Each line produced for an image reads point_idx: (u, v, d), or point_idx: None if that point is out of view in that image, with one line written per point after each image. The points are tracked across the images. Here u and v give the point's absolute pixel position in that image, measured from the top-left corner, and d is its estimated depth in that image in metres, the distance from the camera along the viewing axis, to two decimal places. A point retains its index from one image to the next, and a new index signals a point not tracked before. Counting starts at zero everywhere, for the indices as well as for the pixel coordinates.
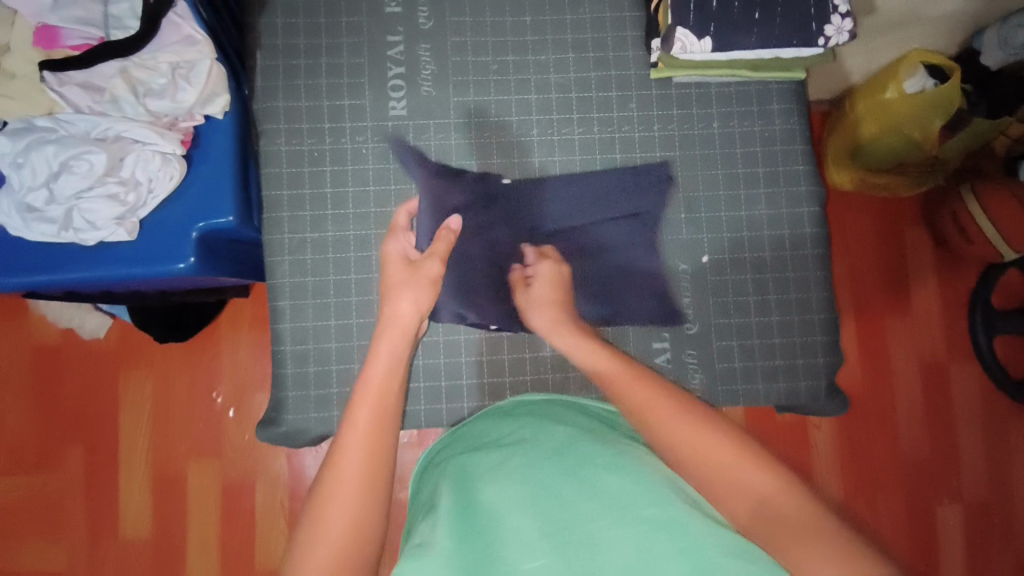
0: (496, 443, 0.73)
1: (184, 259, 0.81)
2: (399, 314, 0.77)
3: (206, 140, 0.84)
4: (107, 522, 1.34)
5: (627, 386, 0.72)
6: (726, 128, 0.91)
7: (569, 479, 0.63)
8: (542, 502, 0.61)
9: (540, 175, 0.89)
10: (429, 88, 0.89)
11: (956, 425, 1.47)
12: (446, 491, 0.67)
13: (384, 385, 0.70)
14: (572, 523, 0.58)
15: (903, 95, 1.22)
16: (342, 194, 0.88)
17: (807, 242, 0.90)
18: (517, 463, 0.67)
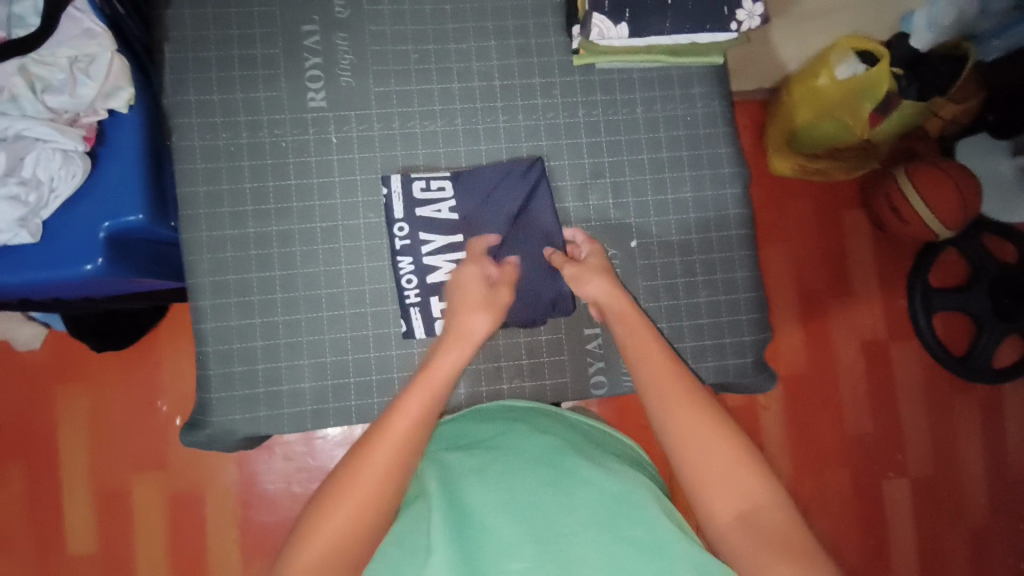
0: (478, 447, 0.72)
1: (91, 260, 0.78)
2: (466, 324, 0.72)
3: (112, 136, 0.81)
4: (50, 542, 1.28)
5: (657, 375, 0.69)
6: (648, 113, 0.92)
7: (547, 488, 0.63)
8: (525, 505, 0.61)
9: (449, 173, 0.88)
10: (348, 78, 0.87)
11: (900, 404, 1.52)
12: (431, 486, 0.65)
13: (436, 392, 0.66)
14: (554, 535, 0.58)
15: (834, 80, 1.23)
16: (263, 188, 0.85)
17: (731, 222, 0.92)
18: (502, 468, 0.66)
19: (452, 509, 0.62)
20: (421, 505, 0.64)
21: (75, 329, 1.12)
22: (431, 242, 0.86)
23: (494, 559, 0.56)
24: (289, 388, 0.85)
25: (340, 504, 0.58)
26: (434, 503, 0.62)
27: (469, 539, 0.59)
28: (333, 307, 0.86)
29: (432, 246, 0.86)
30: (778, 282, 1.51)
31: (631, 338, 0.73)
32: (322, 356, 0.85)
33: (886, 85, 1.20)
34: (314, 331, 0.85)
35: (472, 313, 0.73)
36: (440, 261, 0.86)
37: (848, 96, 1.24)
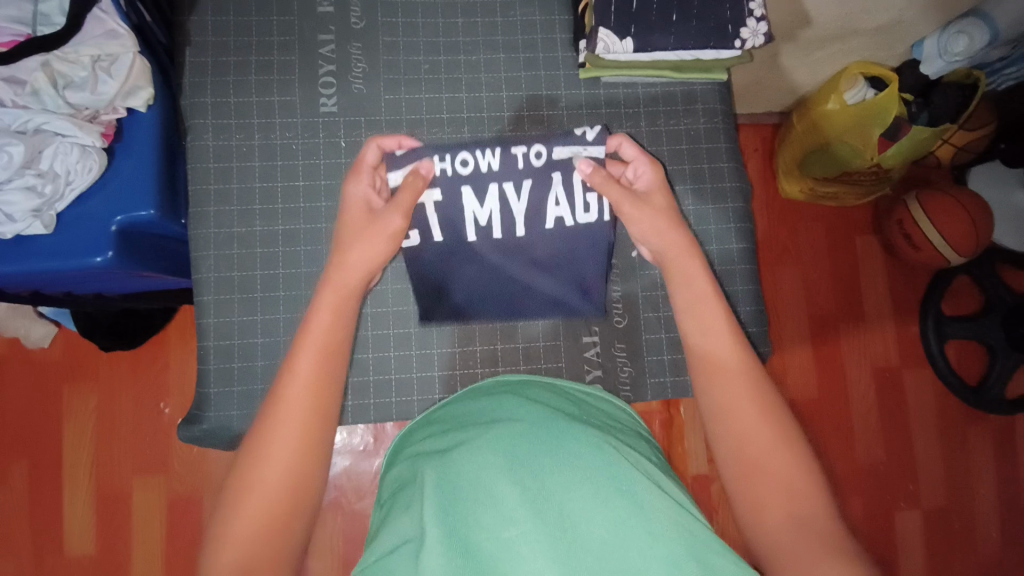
0: (473, 420, 0.67)
1: (101, 253, 0.80)
2: (351, 258, 0.72)
3: (130, 133, 0.84)
4: (51, 539, 1.29)
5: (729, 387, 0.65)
6: (652, 127, 0.93)
7: (546, 454, 0.59)
8: (523, 474, 0.57)
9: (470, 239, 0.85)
10: (360, 85, 0.90)
11: (914, 432, 1.49)
12: (423, 469, 0.61)
13: (328, 347, 0.66)
14: (550, 491, 0.55)
15: (844, 106, 1.23)
16: (271, 189, 0.88)
17: (732, 235, 0.92)
18: (497, 435, 0.61)
19: (445, 489, 0.57)
20: (414, 490, 0.60)
21: (88, 326, 1.14)
22: (490, 193, 0.83)
23: (490, 533, 0.53)
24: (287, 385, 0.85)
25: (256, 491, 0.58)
26: (427, 488, 0.58)
27: (467, 509, 0.55)
28: None
29: (491, 194, 0.84)
30: (788, 303, 1.50)
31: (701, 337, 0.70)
32: None
33: (896, 110, 1.17)
34: None
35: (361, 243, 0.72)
36: (469, 209, 0.84)
37: (858, 121, 1.23)
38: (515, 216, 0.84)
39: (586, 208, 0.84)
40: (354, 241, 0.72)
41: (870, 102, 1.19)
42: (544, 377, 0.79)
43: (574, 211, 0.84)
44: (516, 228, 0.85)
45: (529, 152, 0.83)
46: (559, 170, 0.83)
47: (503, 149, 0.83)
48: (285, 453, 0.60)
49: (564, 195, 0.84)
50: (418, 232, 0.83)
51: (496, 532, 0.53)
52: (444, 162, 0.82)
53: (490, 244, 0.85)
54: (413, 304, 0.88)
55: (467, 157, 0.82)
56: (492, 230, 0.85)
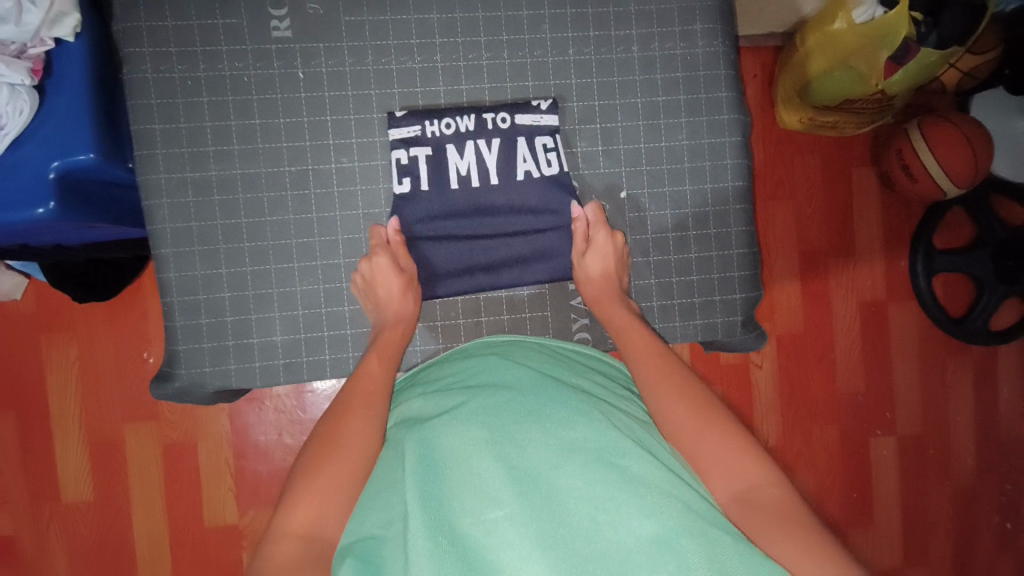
0: (457, 386, 0.70)
1: (43, 204, 0.72)
2: (383, 341, 0.78)
3: (61, 67, 0.75)
4: (47, 489, 1.29)
5: (659, 384, 0.72)
6: (646, 51, 0.84)
7: (529, 424, 0.62)
8: (505, 446, 0.60)
9: (453, 188, 0.83)
10: (316, 5, 0.79)
11: (896, 365, 1.50)
12: (408, 442, 0.64)
13: (390, 357, 0.77)
14: (534, 469, 0.58)
15: (851, 25, 1.13)
16: (225, 127, 0.79)
17: (728, 173, 0.86)
18: (480, 406, 0.64)
19: (430, 465, 0.60)
20: (399, 463, 0.63)
21: (58, 278, 1.06)
22: (469, 146, 0.82)
23: (473, 515, 0.56)
24: (260, 341, 0.81)
25: (326, 469, 0.65)
26: (411, 460, 0.61)
27: (452, 486, 0.58)
28: (305, 259, 0.82)
29: (470, 148, 0.82)
30: (779, 240, 1.46)
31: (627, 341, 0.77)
32: (293, 309, 0.81)
33: (904, 32, 1.08)
34: (284, 283, 0.81)
35: (399, 299, 0.79)
36: (450, 162, 0.83)
37: (864, 42, 1.14)
38: (491, 168, 0.83)
39: (547, 164, 0.83)
40: (372, 359, 0.76)
41: (879, 21, 1.09)
42: (534, 337, 0.80)
43: (538, 164, 0.83)
44: (491, 177, 0.83)
45: (495, 117, 0.82)
46: (522, 135, 0.83)
47: (476, 113, 0.82)
48: (356, 439, 0.68)
49: (527, 151, 0.83)
50: (410, 180, 0.82)
51: (479, 510, 0.56)
52: (431, 125, 0.81)
53: (467, 193, 0.83)
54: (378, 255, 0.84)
55: (450, 119, 0.82)
56: (471, 180, 0.83)
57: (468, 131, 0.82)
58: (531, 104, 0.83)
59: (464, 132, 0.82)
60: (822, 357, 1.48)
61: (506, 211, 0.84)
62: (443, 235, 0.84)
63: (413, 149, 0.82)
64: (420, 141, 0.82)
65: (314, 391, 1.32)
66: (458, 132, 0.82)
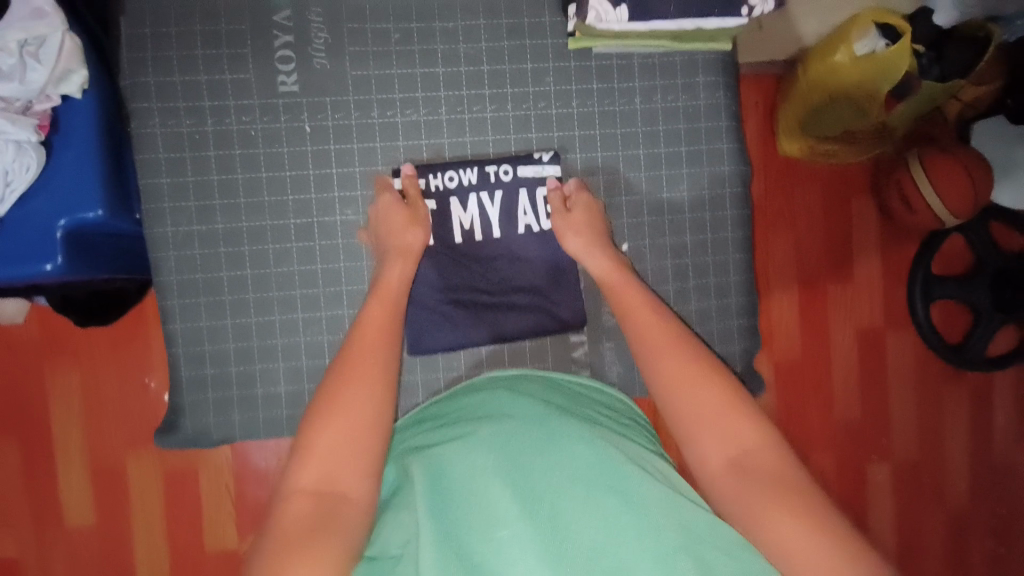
0: (465, 416, 0.71)
1: (51, 259, 0.73)
2: (388, 278, 0.74)
3: (68, 122, 0.75)
4: (49, 513, 1.29)
5: (664, 351, 0.69)
6: (648, 103, 0.85)
7: (535, 452, 0.63)
8: (513, 472, 0.61)
9: (455, 241, 0.83)
10: (323, 60, 0.80)
11: (894, 391, 1.51)
12: (415, 467, 0.65)
13: (394, 293, 0.73)
14: (540, 493, 0.59)
15: (853, 58, 1.13)
16: (231, 181, 0.80)
17: (729, 224, 0.87)
18: (489, 435, 0.65)
19: (439, 491, 0.61)
20: (409, 487, 0.63)
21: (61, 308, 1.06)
22: (472, 199, 0.83)
23: (481, 537, 0.57)
24: (264, 392, 0.82)
25: (334, 413, 0.63)
26: (421, 485, 0.62)
27: (462, 511, 0.59)
28: (310, 309, 0.82)
29: (473, 201, 0.83)
30: (778, 270, 1.47)
31: (637, 330, 0.72)
32: (297, 359, 0.82)
33: (903, 68, 1.12)
34: (287, 335, 0.82)
35: (403, 233, 0.76)
36: (454, 216, 0.83)
37: (865, 76, 1.16)
38: (494, 221, 0.83)
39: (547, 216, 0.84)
40: (375, 301, 0.72)
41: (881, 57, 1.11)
42: (538, 370, 0.81)
43: (538, 218, 0.84)
44: (494, 230, 0.84)
45: (498, 169, 0.82)
46: (525, 186, 0.83)
47: (478, 167, 0.82)
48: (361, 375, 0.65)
49: (529, 206, 0.83)
50: None
51: (487, 532, 0.57)
52: (434, 179, 0.82)
53: (472, 246, 0.84)
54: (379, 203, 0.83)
55: (453, 171, 0.82)
56: (474, 233, 0.83)
57: (471, 184, 0.82)
58: (532, 155, 0.84)
59: (467, 185, 0.82)
60: (822, 386, 1.48)
61: (509, 268, 0.85)
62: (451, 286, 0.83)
63: None
64: (423, 194, 0.82)
65: None
66: (462, 184, 0.82)
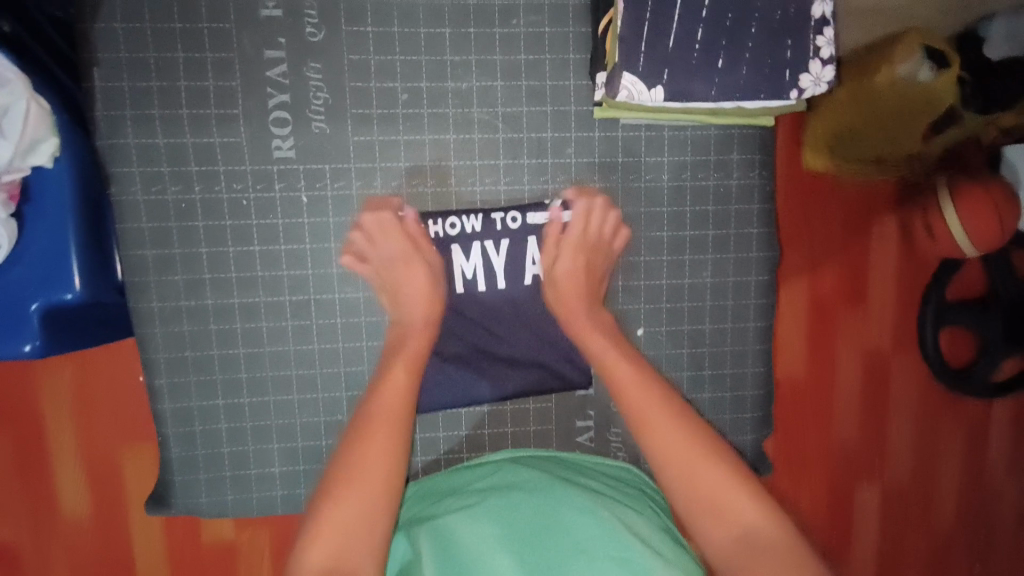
0: (473, 487, 0.71)
1: (28, 341, 0.68)
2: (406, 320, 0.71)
3: (40, 189, 0.67)
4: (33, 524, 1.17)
5: (662, 426, 0.60)
6: (676, 180, 0.78)
7: (542, 527, 0.62)
8: (521, 544, 0.60)
9: (458, 292, 0.77)
10: (322, 123, 0.72)
11: (892, 419, 1.43)
12: (419, 540, 0.64)
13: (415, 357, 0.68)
14: (549, 564, 0.58)
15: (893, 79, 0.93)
16: (220, 254, 0.74)
17: (750, 313, 0.82)
18: (496, 504, 0.65)
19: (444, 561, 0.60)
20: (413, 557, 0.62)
21: None
22: (476, 248, 0.76)
23: None
24: (258, 472, 0.79)
25: (349, 488, 0.57)
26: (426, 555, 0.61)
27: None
28: (305, 390, 0.78)
29: (477, 250, 0.76)
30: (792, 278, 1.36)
31: (628, 393, 0.62)
32: (292, 441, 0.79)
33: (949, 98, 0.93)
34: (282, 416, 0.78)
35: (411, 270, 0.72)
36: (456, 264, 0.76)
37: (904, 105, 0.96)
38: (499, 270, 0.77)
39: None
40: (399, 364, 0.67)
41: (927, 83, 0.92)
42: (547, 449, 0.80)
43: None
44: (500, 280, 0.77)
45: (504, 217, 0.75)
46: (535, 234, 0.76)
47: (485, 213, 0.75)
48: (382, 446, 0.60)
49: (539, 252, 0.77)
50: None
51: None
52: (434, 225, 0.75)
53: (473, 298, 0.78)
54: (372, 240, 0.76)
55: (455, 218, 0.75)
56: (477, 283, 0.77)
57: (474, 232, 0.75)
58: (544, 202, 0.76)
59: (470, 233, 0.75)
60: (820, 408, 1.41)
61: (517, 349, 0.80)
62: (458, 367, 0.79)
63: None
64: (422, 241, 0.75)
65: None
66: (464, 232, 0.75)
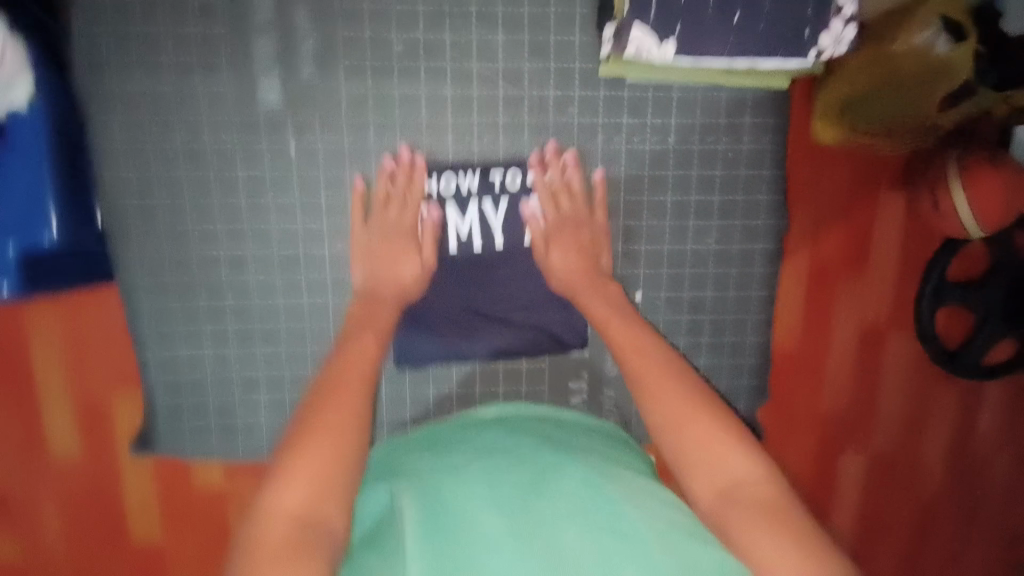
0: (455, 448, 0.66)
1: (4, 285, 0.67)
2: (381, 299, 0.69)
3: (13, 137, 0.63)
4: None
5: (652, 383, 0.62)
6: (684, 144, 0.75)
7: (530, 489, 0.56)
8: (510, 501, 0.55)
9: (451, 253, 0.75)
10: (311, 71, 0.68)
11: None
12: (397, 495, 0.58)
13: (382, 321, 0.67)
14: (543, 526, 0.52)
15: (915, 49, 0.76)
16: (207, 204, 0.71)
17: (754, 283, 0.81)
18: (484, 465, 0.60)
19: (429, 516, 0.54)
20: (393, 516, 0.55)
21: None
22: (472, 207, 0.73)
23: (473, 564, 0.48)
24: (244, 421, 0.79)
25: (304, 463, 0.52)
26: (406, 514, 0.54)
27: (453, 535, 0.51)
28: (295, 344, 0.77)
29: (474, 209, 0.74)
30: None
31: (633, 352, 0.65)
32: (281, 393, 0.79)
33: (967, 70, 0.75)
34: (270, 367, 0.78)
35: (397, 257, 0.71)
36: (451, 223, 0.74)
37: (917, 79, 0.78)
38: (496, 230, 0.75)
39: None
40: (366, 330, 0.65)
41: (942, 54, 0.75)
42: (527, 406, 0.75)
43: None
44: (497, 240, 0.75)
45: (502, 176, 0.73)
46: (533, 196, 0.74)
47: (482, 170, 0.73)
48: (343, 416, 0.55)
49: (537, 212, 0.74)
50: None
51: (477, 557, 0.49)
52: (430, 181, 0.72)
53: (470, 259, 0.75)
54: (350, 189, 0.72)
55: (452, 175, 0.72)
56: (473, 244, 0.75)
57: (471, 191, 0.73)
58: (543, 161, 0.73)
59: (466, 192, 0.73)
60: None
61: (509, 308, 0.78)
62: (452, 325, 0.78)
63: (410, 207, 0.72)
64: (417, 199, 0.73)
65: None
66: (460, 191, 0.73)
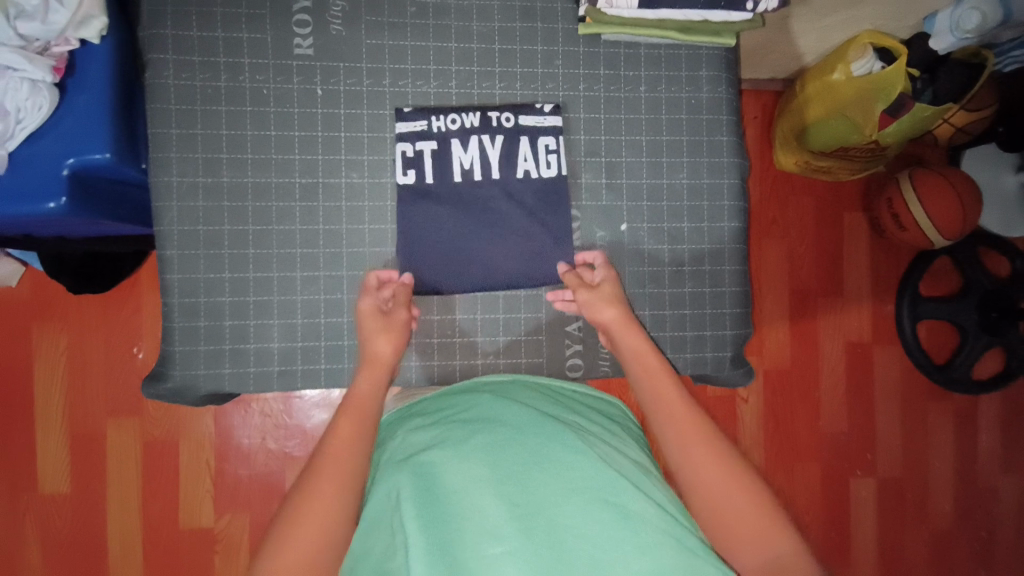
0: (460, 418, 0.71)
1: (54, 198, 0.74)
2: (359, 389, 0.74)
3: (84, 66, 0.76)
4: (23, 477, 1.20)
5: (673, 417, 0.72)
6: (652, 92, 0.88)
7: (529, 464, 0.63)
8: (510, 485, 0.60)
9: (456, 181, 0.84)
10: (339, 27, 0.82)
11: (879, 408, 1.44)
12: (404, 476, 0.63)
13: (380, 369, 0.76)
14: (539, 507, 0.59)
15: (849, 77, 1.08)
16: (240, 136, 0.81)
17: (725, 214, 0.90)
18: (481, 443, 0.65)
19: (433, 499, 0.60)
20: (395, 496, 0.61)
21: (55, 269, 1.02)
22: (473, 141, 0.84)
23: (477, 549, 0.55)
24: (256, 348, 0.82)
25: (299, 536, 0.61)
26: (412, 494, 0.60)
27: (459, 520, 0.57)
28: (308, 268, 0.83)
29: (474, 142, 0.84)
30: (770, 277, 1.40)
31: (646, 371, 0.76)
32: (292, 317, 0.83)
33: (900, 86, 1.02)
34: (284, 292, 0.83)
35: (375, 341, 0.77)
36: (454, 157, 0.84)
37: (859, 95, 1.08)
38: (493, 163, 0.85)
39: (547, 165, 0.85)
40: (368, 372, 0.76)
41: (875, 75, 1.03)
42: (532, 378, 0.82)
43: (538, 165, 0.85)
44: (493, 172, 0.85)
45: (500, 115, 0.84)
46: (526, 134, 0.85)
47: (481, 111, 0.84)
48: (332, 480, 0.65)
49: (529, 152, 0.85)
50: (415, 172, 0.84)
51: (481, 545, 0.56)
52: (437, 121, 0.84)
53: (471, 186, 0.84)
54: (367, 130, 0.84)
55: (455, 115, 0.84)
56: (474, 174, 0.85)
57: (472, 128, 0.84)
58: (536, 105, 0.85)
59: (469, 127, 0.84)
60: (800, 402, 1.41)
61: (507, 234, 0.85)
62: (458, 248, 0.84)
63: (419, 143, 0.84)
64: (426, 135, 0.84)
65: (302, 398, 1.26)
66: (463, 127, 0.84)
